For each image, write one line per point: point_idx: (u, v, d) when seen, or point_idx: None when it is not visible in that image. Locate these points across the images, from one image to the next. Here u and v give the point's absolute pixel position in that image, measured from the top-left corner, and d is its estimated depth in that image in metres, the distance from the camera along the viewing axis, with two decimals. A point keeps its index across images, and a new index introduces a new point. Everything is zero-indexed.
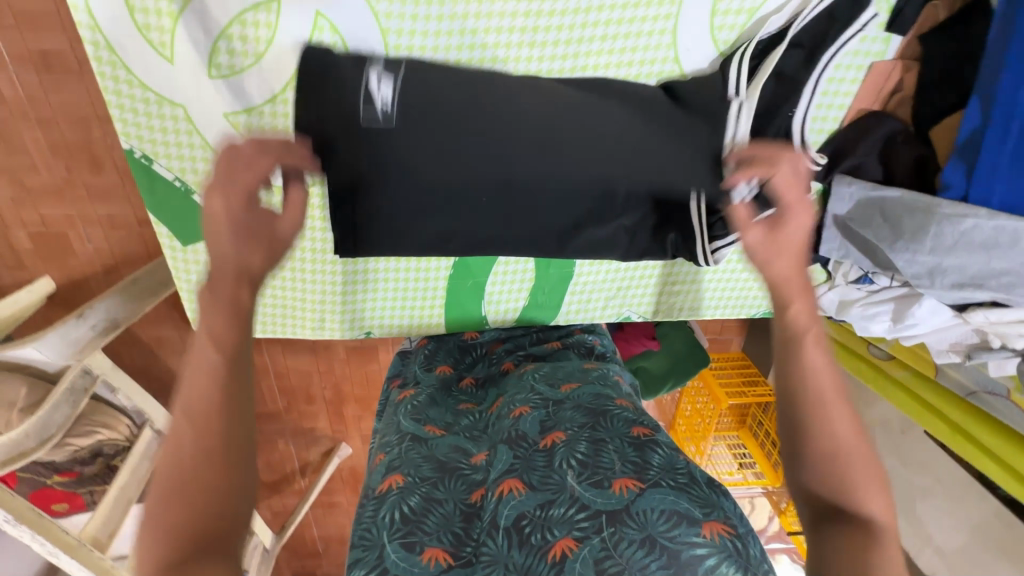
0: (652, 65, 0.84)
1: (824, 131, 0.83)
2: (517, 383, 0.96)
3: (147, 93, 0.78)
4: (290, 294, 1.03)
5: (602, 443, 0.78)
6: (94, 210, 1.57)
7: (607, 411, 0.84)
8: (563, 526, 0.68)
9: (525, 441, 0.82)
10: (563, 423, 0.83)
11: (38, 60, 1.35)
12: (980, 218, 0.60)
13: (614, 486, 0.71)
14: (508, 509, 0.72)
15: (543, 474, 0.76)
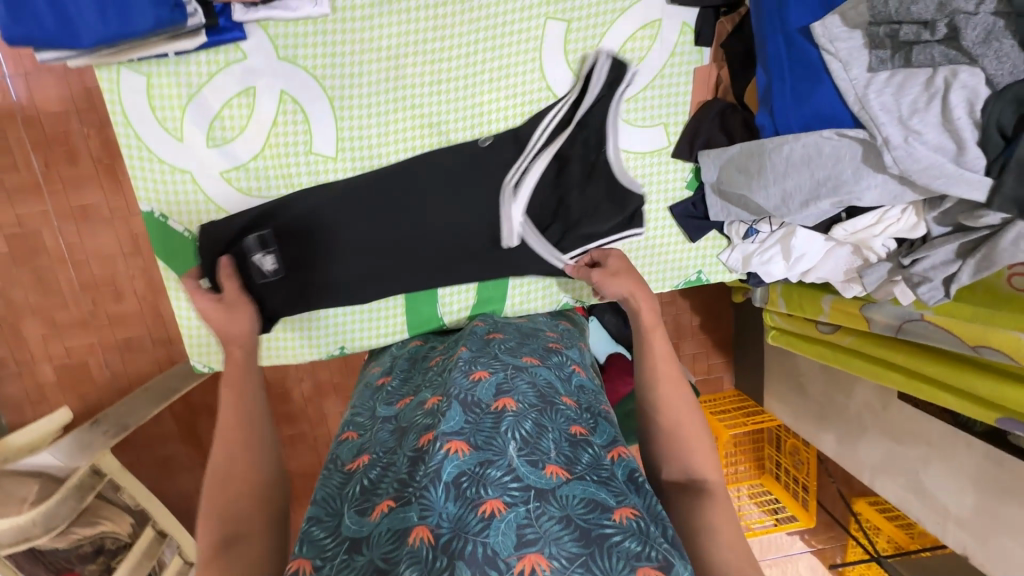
0: (617, 54, 0.90)
1: (677, 130, 0.94)
2: (484, 351, 0.85)
3: (157, 157, 0.85)
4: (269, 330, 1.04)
5: (546, 427, 0.69)
6: (113, 336, 1.75)
7: (555, 402, 0.74)
8: (498, 484, 0.61)
9: (477, 406, 0.70)
10: (520, 391, 0.74)
11: (80, 213, 1.65)
12: (791, 143, 0.76)
13: (546, 469, 0.64)
14: (450, 463, 0.62)
15: (492, 433, 0.66)
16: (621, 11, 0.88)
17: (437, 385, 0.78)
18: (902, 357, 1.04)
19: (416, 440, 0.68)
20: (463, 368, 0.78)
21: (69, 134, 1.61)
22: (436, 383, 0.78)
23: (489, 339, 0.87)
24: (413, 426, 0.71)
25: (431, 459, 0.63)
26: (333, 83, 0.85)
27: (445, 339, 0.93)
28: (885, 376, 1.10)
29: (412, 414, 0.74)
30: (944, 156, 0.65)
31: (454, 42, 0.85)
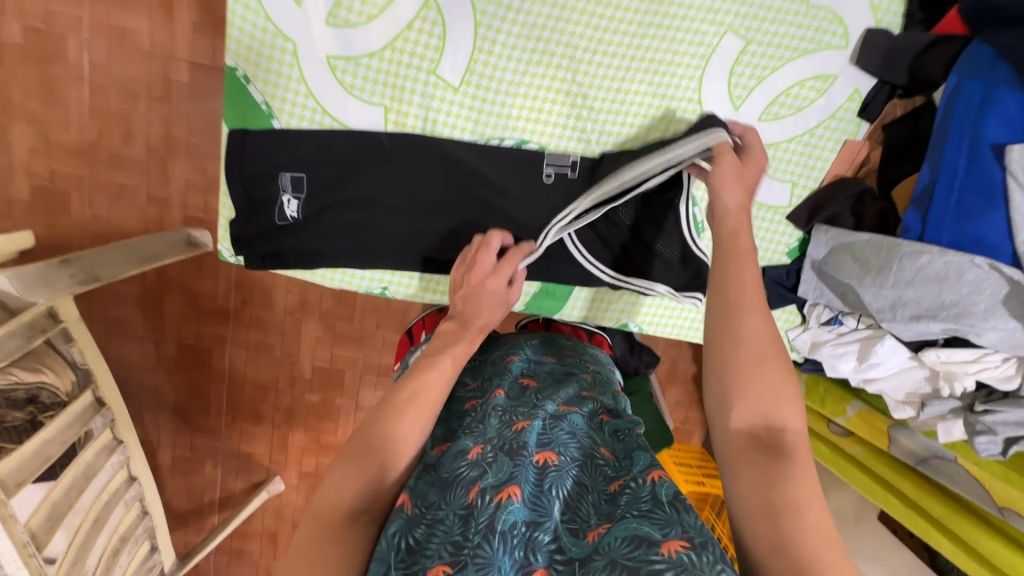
0: (778, 94, 0.83)
1: (802, 194, 0.89)
2: (516, 386, 0.68)
3: (261, 12, 0.72)
4: None
5: (590, 486, 0.56)
6: (106, 177, 1.59)
7: (598, 449, 0.59)
8: (546, 549, 0.49)
9: (522, 451, 0.55)
10: (563, 440, 0.59)
11: (116, 35, 1.48)
12: (932, 255, 0.72)
13: (587, 538, 0.51)
14: (503, 515, 0.49)
15: (538, 490, 0.53)
16: (802, 52, 0.81)
17: (473, 429, 0.62)
18: (910, 485, 1.04)
19: (462, 496, 0.53)
20: (502, 411, 0.62)
21: None
22: (474, 427, 0.62)
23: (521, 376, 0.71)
24: (449, 480, 0.56)
25: (478, 516, 0.50)
26: (488, 6, 0.74)
27: (480, 373, 0.75)
28: (883, 497, 1.10)
29: (444, 463, 0.59)
30: None
31: (625, 16, 0.77)
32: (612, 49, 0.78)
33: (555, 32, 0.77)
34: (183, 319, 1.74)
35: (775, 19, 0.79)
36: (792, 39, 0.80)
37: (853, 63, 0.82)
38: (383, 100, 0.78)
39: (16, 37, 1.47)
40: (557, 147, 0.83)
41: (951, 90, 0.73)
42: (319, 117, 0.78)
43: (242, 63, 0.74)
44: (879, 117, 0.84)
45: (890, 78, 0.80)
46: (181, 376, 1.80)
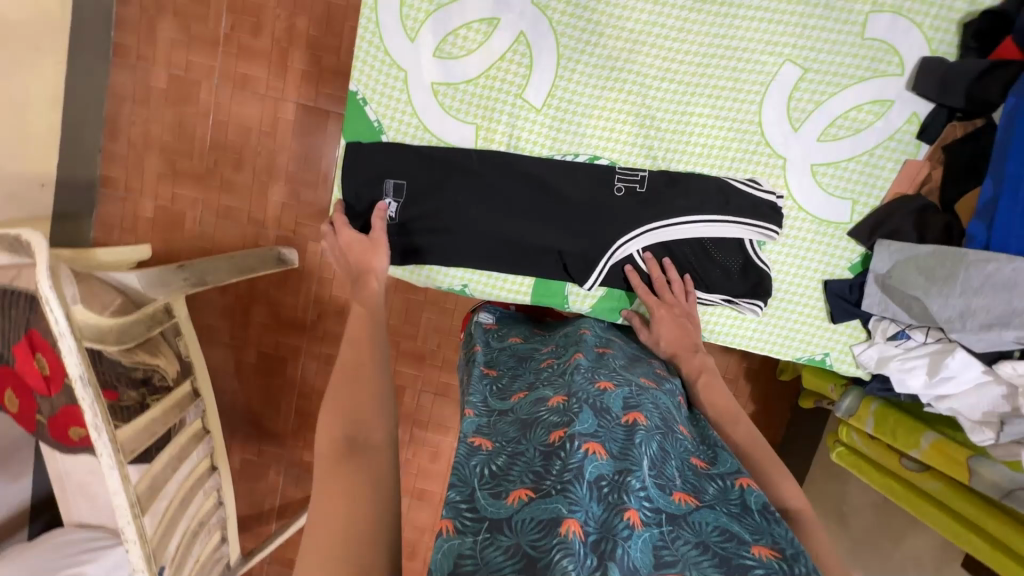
0: (837, 117, 0.89)
1: (863, 211, 0.92)
2: (598, 355, 0.78)
3: (382, 47, 0.88)
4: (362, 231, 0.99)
5: (670, 452, 0.62)
6: (217, 199, 1.82)
7: (675, 429, 0.67)
8: (637, 494, 0.53)
9: (606, 413, 0.62)
10: (647, 408, 0.66)
11: (240, 81, 1.75)
12: (1000, 263, 0.73)
13: (673, 493, 0.57)
14: (590, 465, 0.54)
15: (627, 445, 0.58)
16: (859, 79, 0.88)
17: (556, 382, 0.69)
18: (994, 522, 0.97)
19: (546, 435, 0.59)
20: (586, 370, 0.69)
21: (262, 9, 1.71)
22: (556, 381, 0.69)
23: (605, 354, 0.79)
24: (536, 421, 0.62)
25: (568, 458, 0.54)
26: (573, 42, 0.87)
27: (552, 341, 0.87)
28: (967, 538, 1.03)
29: (528, 407, 0.66)
30: None
31: (696, 49, 0.87)
32: (680, 76, 0.88)
33: (631, 62, 0.88)
34: (265, 330, 1.91)
35: (832, 50, 0.87)
36: (849, 68, 0.88)
37: (910, 89, 0.88)
38: (475, 119, 0.90)
39: (161, 83, 1.77)
40: (628, 163, 0.92)
41: (1010, 111, 0.77)
42: (420, 133, 0.91)
43: (362, 88, 0.90)
44: (939, 138, 0.89)
45: (948, 102, 0.85)
46: (258, 383, 1.95)
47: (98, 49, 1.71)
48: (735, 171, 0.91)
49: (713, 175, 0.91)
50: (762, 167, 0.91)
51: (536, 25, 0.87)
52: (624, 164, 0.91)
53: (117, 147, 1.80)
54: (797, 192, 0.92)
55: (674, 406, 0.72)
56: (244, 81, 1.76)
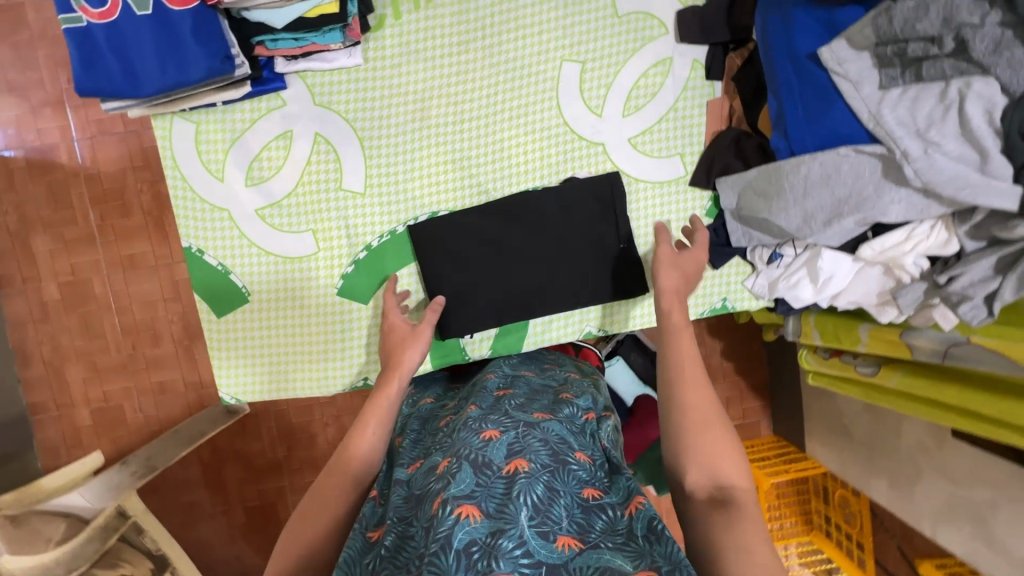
0: (629, 90, 0.94)
1: (695, 160, 0.96)
2: (495, 403, 0.70)
3: (196, 197, 0.91)
4: (234, 354, 0.94)
5: (560, 490, 0.55)
6: (148, 380, 1.80)
7: (568, 458, 0.59)
8: (510, 556, 0.48)
9: (486, 468, 0.56)
10: (535, 447, 0.59)
11: (128, 262, 1.76)
12: (808, 163, 0.76)
13: (556, 539, 0.51)
14: (460, 532, 0.50)
15: (504, 501, 0.53)
16: (633, 51, 0.93)
17: (446, 444, 0.64)
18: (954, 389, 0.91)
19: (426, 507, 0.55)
20: (472, 423, 0.64)
21: (123, 189, 1.75)
22: (444, 443, 0.63)
23: (501, 397, 0.73)
24: (423, 494, 0.57)
25: (438, 527, 0.50)
26: (363, 123, 0.91)
27: (458, 395, 0.83)
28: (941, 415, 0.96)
29: (418, 477, 0.61)
30: (967, 166, 0.65)
31: (477, 84, 0.92)
32: (474, 114, 0.92)
33: (424, 119, 0.92)
34: (243, 484, 1.85)
35: (597, 37, 0.92)
36: (620, 47, 0.93)
37: (681, 42, 0.93)
38: (308, 225, 0.92)
39: (54, 294, 1.77)
40: (463, 207, 0.94)
41: (762, 28, 0.81)
42: (264, 257, 0.92)
43: (193, 239, 0.91)
44: (727, 72, 0.93)
45: (716, 39, 0.91)
46: (256, 539, 1.87)
47: None
48: (565, 175, 0.95)
49: (547, 186, 0.94)
50: (586, 161, 0.95)
51: (326, 122, 0.90)
52: (463, 210, 0.93)
53: (34, 371, 1.78)
54: (627, 168, 0.95)
55: (569, 433, 0.64)
56: (132, 261, 1.77)
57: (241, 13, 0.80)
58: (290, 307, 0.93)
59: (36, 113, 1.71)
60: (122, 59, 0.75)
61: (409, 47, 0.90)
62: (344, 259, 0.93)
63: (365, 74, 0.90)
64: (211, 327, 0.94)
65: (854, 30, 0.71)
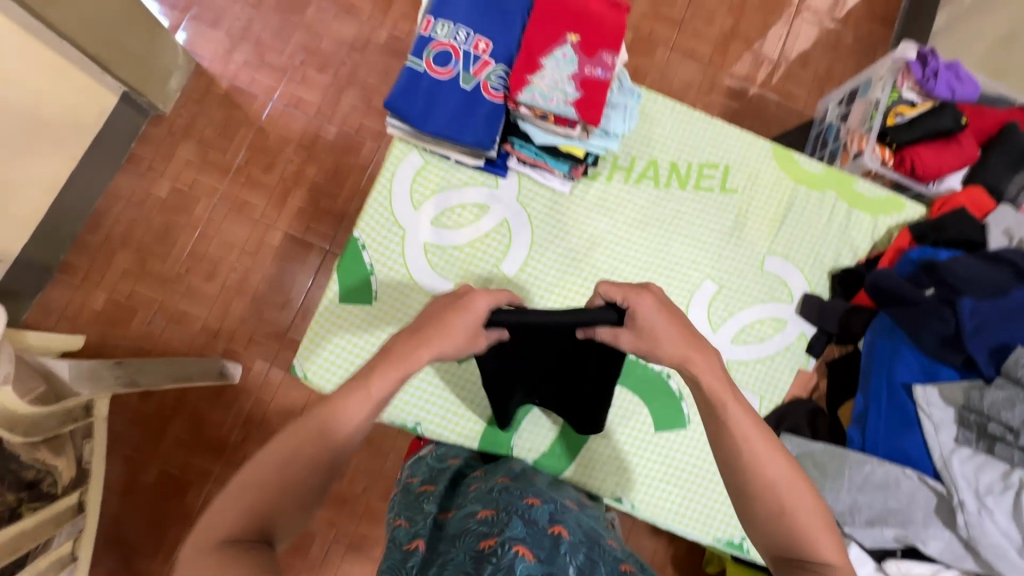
0: (745, 326, 1.11)
1: (769, 406, 1.08)
2: (526, 485, 0.81)
3: (389, 208, 1.06)
4: (329, 339, 1.01)
5: (599, 559, 0.63)
6: (175, 304, 1.84)
7: (601, 541, 0.69)
8: None
9: (534, 524, 0.64)
10: (571, 524, 0.69)
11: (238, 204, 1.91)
12: (873, 464, 0.87)
13: None
14: (519, 564, 0.55)
15: (551, 553, 0.60)
16: (760, 300, 1.12)
17: (485, 501, 0.73)
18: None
19: (476, 540, 0.61)
20: (512, 491, 0.74)
21: (278, 152, 1.95)
22: (483, 499, 0.73)
23: (532, 481, 0.85)
24: (464, 531, 0.65)
25: (497, 557, 0.56)
26: (540, 232, 1.09)
27: (484, 469, 0.92)
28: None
29: (461, 517, 0.69)
30: (1009, 542, 0.77)
31: (638, 257, 1.11)
32: (623, 275, 1.10)
33: (586, 257, 1.09)
34: (177, 448, 1.74)
35: (739, 276, 1.12)
36: (752, 292, 1.12)
37: (798, 314, 1.12)
38: (455, 278, 1.05)
39: (162, 193, 1.90)
40: None
41: (869, 343, 0.98)
42: (407, 280, 1.04)
43: (364, 233, 1.05)
44: (823, 355, 1.11)
45: (825, 327, 1.09)
46: (147, 508, 1.71)
47: (114, 156, 1.86)
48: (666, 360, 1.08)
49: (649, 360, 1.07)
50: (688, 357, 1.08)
51: (517, 215, 1.08)
52: None
53: (93, 239, 1.85)
54: None
55: (598, 529, 0.75)
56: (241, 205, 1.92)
57: (516, 120, 1.00)
58: (399, 330, 1.03)
59: (259, 67, 2.00)
60: (427, 99, 0.95)
61: (603, 203, 1.11)
62: None
63: (563, 200, 1.10)
64: (327, 306, 1.02)
65: (948, 385, 0.87)
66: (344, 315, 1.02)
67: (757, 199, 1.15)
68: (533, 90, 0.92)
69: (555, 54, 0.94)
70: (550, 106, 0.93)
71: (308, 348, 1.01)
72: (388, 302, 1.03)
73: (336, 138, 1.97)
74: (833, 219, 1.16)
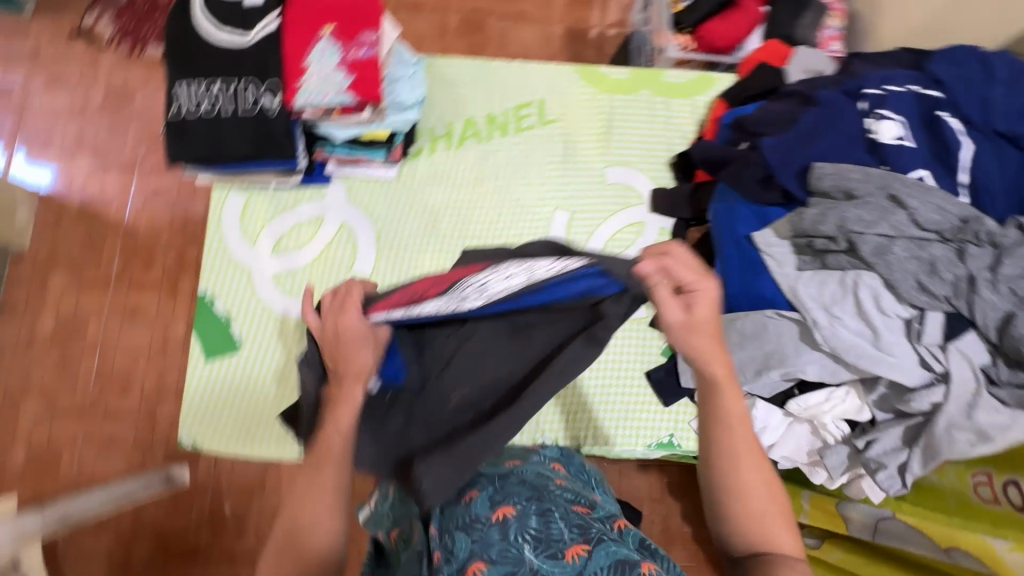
0: (608, 239, 1.13)
1: (655, 305, 1.10)
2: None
3: (229, 255, 1.05)
4: (215, 397, 1.01)
5: (552, 508, 0.65)
6: (100, 430, 1.50)
7: (548, 487, 0.69)
8: None
9: (510, 547, 0.61)
10: (515, 491, 0.67)
11: (114, 300, 1.55)
12: (742, 317, 0.89)
13: (563, 555, 0.60)
14: None
15: (503, 547, 0.61)
16: (614, 211, 1.14)
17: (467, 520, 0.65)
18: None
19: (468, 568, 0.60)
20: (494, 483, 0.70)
21: (155, 246, 1.59)
22: (499, 484, 0.69)
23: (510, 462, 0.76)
24: (467, 526, 0.64)
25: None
26: (382, 222, 1.09)
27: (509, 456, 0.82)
28: None
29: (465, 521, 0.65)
30: (863, 339, 0.79)
31: (485, 215, 1.11)
32: (476, 233, 1.11)
33: (435, 231, 1.10)
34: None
35: (588, 195, 1.15)
36: (606, 207, 1.14)
37: (653, 211, 1.14)
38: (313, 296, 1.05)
39: (48, 328, 1.54)
40: None
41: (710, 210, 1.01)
42: (268, 316, 1.03)
43: (215, 288, 1.04)
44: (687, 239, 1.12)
45: (681, 214, 1.12)
46: None
47: None
48: None
49: None
50: None
51: (356, 215, 1.08)
52: None
53: None
54: None
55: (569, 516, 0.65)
56: (119, 298, 1.56)
57: (313, 127, 1.02)
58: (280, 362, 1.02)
59: (106, 168, 1.61)
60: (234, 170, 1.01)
61: (436, 176, 1.12)
62: None
63: (395, 186, 1.11)
64: (202, 364, 1.02)
65: (778, 222, 0.89)
66: (221, 366, 1.02)
67: (579, 119, 1.18)
68: (305, 92, 0.94)
69: (314, 51, 0.95)
70: (327, 101, 0.95)
71: (197, 409, 1.01)
72: (258, 340, 1.03)
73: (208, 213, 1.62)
74: (656, 112, 1.19)
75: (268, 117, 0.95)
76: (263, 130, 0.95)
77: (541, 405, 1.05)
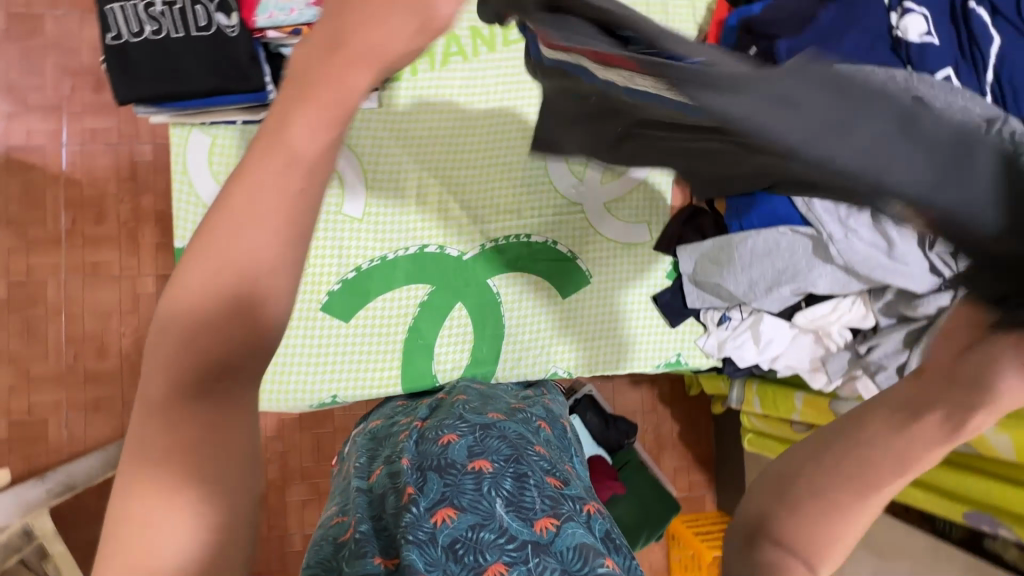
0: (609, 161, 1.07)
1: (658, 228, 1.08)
2: (444, 412, 0.80)
3: (201, 203, 0.95)
4: None
5: (530, 470, 0.64)
6: (84, 394, 1.43)
7: (527, 449, 0.68)
8: (494, 547, 0.55)
9: (479, 499, 0.59)
10: (495, 448, 0.66)
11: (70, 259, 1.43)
12: (753, 237, 0.89)
13: (534, 522, 0.58)
14: (441, 533, 0.56)
15: (475, 495, 0.60)
16: None
17: (444, 465, 0.64)
18: None
19: (435, 513, 0.58)
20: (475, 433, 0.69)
21: (103, 197, 1.44)
22: (480, 435, 0.68)
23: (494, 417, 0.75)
24: (441, 467, 0.64)
25: (419, 526, 0.57)
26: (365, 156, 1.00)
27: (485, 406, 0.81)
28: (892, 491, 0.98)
29: (441, 465, 0.64)
30: (878, 251, 0.79)
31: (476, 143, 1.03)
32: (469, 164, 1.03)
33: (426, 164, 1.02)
34: None
35: None
36: None
37: None
38: None
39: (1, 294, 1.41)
40: (453, 243, 1.02)
41: None
42: None
43: None
44: None
45: None
46: None
47: None
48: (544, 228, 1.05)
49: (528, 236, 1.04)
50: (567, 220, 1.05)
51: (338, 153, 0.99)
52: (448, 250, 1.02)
53: None
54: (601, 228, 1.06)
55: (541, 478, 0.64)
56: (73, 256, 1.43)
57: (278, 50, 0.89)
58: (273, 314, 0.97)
59: (29, 110, 1.41)
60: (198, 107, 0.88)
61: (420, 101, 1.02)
62: (332, 278, 0.98)
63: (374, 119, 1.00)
64: None
65: None
66: None
67: None
68: (266, 8, 0.82)
69: None
70: (294, 18, 0.83)
71: None
72: None
73: (157, 156, 1.45)
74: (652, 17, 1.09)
75: (226, 40, 0.82)
76: (221, 57, 0.83)
77: (551, 337, 1.04)
